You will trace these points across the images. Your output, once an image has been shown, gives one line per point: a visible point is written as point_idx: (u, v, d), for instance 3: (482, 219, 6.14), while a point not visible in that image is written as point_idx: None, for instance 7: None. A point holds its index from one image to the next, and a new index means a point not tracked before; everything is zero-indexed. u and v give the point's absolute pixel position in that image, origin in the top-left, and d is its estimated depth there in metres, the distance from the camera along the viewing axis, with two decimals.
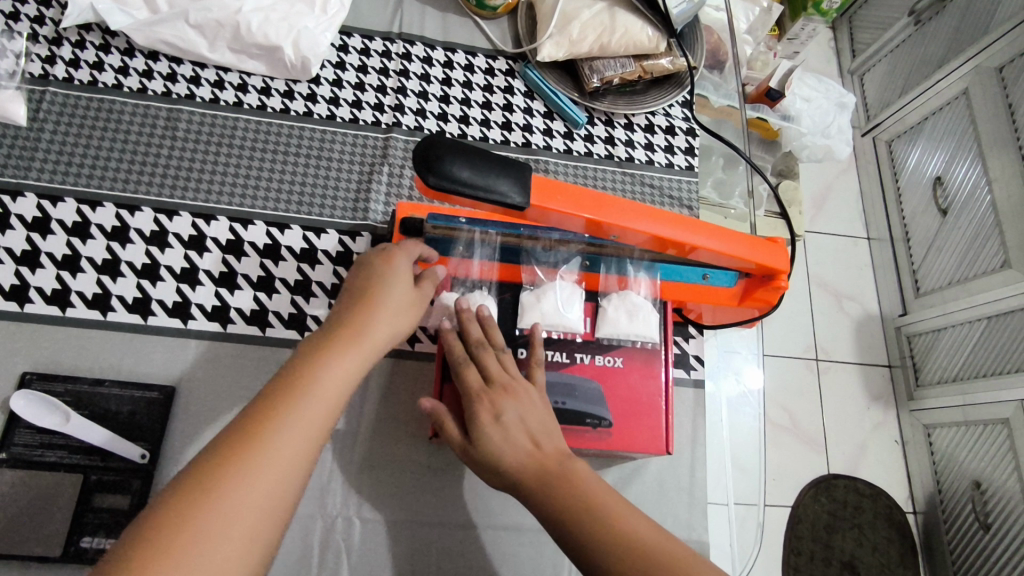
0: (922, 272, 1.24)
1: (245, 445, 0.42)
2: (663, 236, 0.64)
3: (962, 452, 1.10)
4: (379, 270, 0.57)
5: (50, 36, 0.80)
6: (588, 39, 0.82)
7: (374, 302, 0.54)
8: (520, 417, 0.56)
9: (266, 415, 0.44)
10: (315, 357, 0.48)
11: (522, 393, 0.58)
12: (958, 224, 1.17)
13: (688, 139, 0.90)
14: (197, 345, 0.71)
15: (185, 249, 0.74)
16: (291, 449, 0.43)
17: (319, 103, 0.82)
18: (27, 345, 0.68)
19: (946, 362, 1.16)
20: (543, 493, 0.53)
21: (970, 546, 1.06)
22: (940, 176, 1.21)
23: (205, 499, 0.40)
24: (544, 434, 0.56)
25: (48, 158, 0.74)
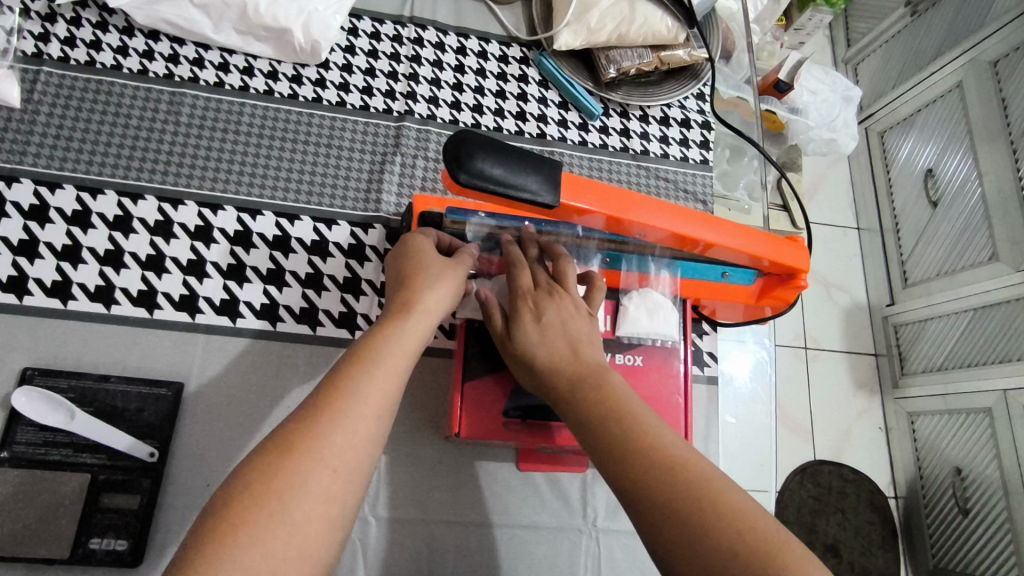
0: (910, 261, 1.25)
1: (302, 438, 0.40)
2: (688, 235, 0.63)
3: (944, 440, 1.13)
4: (421, 263, 0.55)
5: (43, 12, 0.75)
6: (607, 28, 0.80)
7: (420, 293, 0.52)
8: (562, 322, 0.55)
9: (322, 407, 0.41)
10: (370, 344, 0.46)
11: (568, 302, 0.57)
12: (947, 215, 1.18)
13: (703, 132, 0.89)
14: (206, 340, 0.69)
15: (192, 240, 0.71)
16: (362, 409, 0.42)
17: (329, 88, 0.79)
18: (29, 340, 0.65)
19: (931, 352, 1.18)
20: (572, 391, 0.50)
21: (949, 530, 1.09)
22: (931, 168, 1.22)
23: (265, 496, 0.37)
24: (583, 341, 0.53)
25: (44, 142, 0.71)
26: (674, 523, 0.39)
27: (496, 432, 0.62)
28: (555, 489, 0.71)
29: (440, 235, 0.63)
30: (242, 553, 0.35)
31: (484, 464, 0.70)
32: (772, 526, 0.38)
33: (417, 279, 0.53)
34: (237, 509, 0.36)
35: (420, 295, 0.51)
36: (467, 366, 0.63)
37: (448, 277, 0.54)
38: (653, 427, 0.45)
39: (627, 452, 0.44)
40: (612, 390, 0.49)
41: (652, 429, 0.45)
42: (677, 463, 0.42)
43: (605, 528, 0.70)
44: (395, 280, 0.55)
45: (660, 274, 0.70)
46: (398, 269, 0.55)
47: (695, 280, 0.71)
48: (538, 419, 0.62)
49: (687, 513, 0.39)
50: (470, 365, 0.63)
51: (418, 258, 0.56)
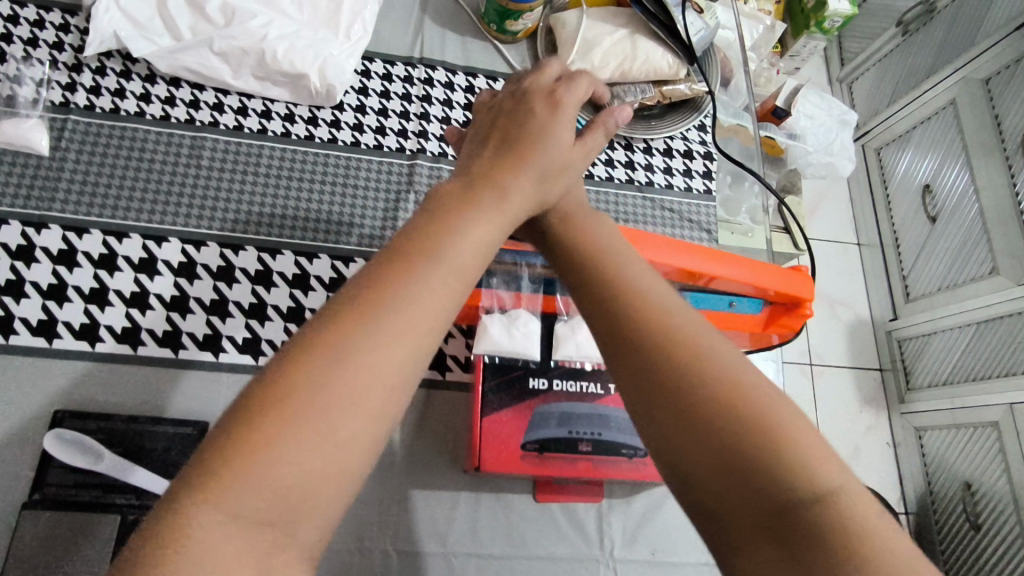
0: (911, 277, 1.27)
1: (314, 371, 0.37)
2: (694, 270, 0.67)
3: (952, 454, 1.13)
4: (538, 119, 0.57)
5: (70, 62, 0.78)
6: (610, 65, 0.83)
7: (533, 146, 0.55)
8: (540, 133, 0.56)
9: (342, 322, 0.39)
10: (374, 302, 0.40)
11: (546, 121, 0.57)
12: (946, 230, 1.20)
13: (705, 163, 0.91)
14: (231, 379, 0.71)
15: (214, 280, 0.73)
16: (377, 360, 0.39)
17: (343, 129, 0.82)
18: (60, 382, 0.67)
19: (936, 366, 1.19)
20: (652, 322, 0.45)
21: (962, 544, 1.09)
22: (929, 184, 1.24)
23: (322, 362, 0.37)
24: (545, 133, 0.56)
25: (71, 188, 0.73)
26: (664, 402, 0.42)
27: (515, 465, 0.64)
28: (572, 520, 0.72)
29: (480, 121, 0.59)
30: (254, 485, 0.34)
31: (502, 496, 0.71)
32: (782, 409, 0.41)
33: (516, 135, 0.55)
34: (267, 409, 0.36)
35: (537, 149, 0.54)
36: (485, 401, 0.65)
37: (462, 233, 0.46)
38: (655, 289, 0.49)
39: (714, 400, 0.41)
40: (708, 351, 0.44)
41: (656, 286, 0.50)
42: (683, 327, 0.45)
43: (622, 557, 0.71)
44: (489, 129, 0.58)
45: None
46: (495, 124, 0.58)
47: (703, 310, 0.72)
48: (555, 452, 0.65)
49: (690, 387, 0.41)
50: (488, 400, 0.65)
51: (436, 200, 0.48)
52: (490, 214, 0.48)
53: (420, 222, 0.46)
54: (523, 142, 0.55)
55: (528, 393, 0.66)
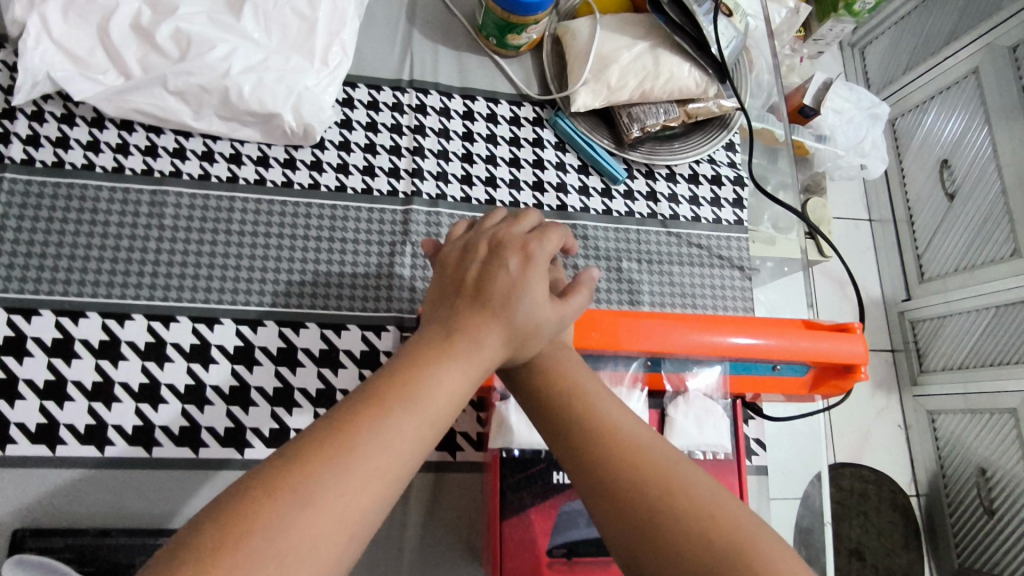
0: (927, 254, 1.20)
1: (274, 504, 0.31)
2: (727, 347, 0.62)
3: (969, 437, 1.09)
4: (508, 272, 0.43)
5: (1, 107, 0.67)
6: (628, 86, 0.72)
7: (496, 308, 0.41)
8: (511, 287, 0.43)
9: (314, 450, 0.33)
10: (347, 430, 0.34)
11: (519, 275, 0.44)
12: (966, 207, 1.13)
13: (736, 189, 0.81)
14: (214, 477, 0.62)
15: (188, 361, 0.64)
16: (344, 504, 0.32)
17: (326, 171, 0.72)
18: (19, 495, 0.59)
19: (949, 350, 1.14)
20: (637, 455, 0.42)
21: (975, 528, 1.06)
22: (946, 159, 1.16)
23: (271, 509, 0.30)
24: (516, 289, 0.43)
25: (14, 262, 0.63)
26: (631, 533, 0.39)
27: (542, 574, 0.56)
28: None
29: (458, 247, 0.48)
30: None
31: None
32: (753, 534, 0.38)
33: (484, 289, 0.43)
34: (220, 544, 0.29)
35: (500, 311, 0.41)
36: (506, 503, 0.57)
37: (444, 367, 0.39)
38: (614, 406, 0.46)
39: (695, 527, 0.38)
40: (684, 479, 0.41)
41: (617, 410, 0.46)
42: (642, 446, 0.43)
43: None
44: (443, 268, 0.47)
45: (707, 376, 0.64)
46: (446, 267, 0.46)
47: (744, 377, 0.64)
48: (586, 556, 0.57)
49: (654, 513, 0.39)
50: (507, 501, 0.57)
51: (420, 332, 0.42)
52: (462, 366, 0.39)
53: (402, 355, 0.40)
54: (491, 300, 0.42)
55: (552, 490, 0.58)
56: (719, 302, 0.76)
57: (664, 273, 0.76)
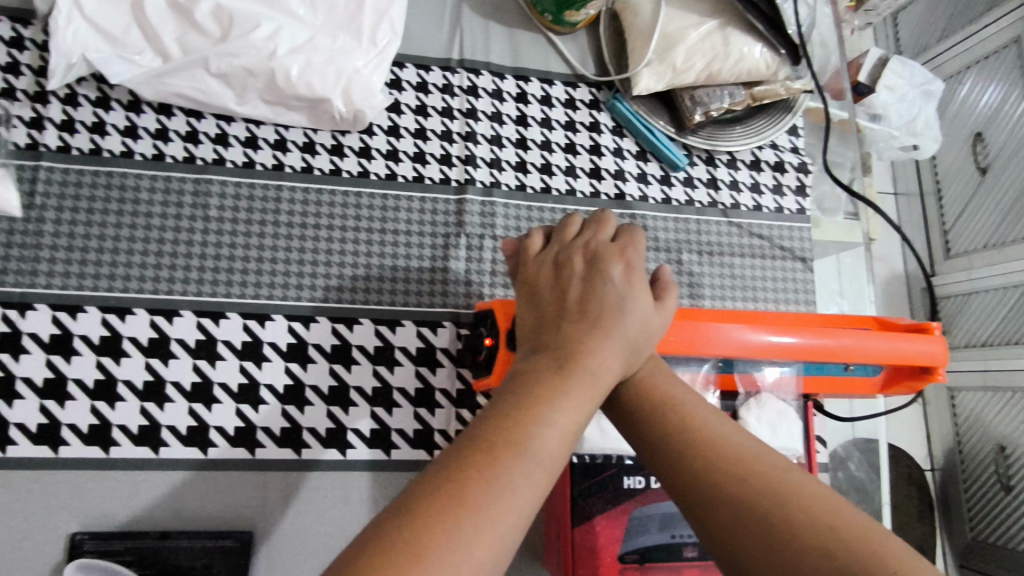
0: (953, 231, 1.08)
1: (413, 546, 0.30)
2: (803, 351, 0.59)
3: (987, 412, 1.00)
4: (611, 285, 0.43)
5: (31, 90, 0.63)
6: (695, 68, 0.68)
7: (606, 327, 0.41)
8: (617, 299, 0.43)
9: (445, 488, 0.32)
10: (475, 468, 0.33)
11: (623, 286, 0.44)
12: (1000, 182, 1.01)
13: (799, 176, 0.78)
14: (272, 478, 0.61)
15: (241, 359, 0.62)
16: (480, 540, 0.31)
17: (375, 158, 0.68)
18: (74, 498, 0.57)
19: (976, 327, 1.03)
20: (743, 462, 0.40)
21: (990, 506, 0.99)
22: (980, 132, 1.03)
23: (412, 552, 0.29)
24: (623, 301, 0.43)
25: (55, 257, 0.61)
26: (753, 539, 0.37)
27: None
28: None
29: (549, 262, 0.47)
30: None
31: None
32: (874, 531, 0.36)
33: (590, 307, 0.42)
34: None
35: (613, 326, 0.42)
36: (576, 510, 0.56)
37: (558, 399, 0.37)
38: (709, 418, 0.44)
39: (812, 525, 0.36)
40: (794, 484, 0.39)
41: (706, 416, 0.44)
42: (743, 454, 0.41)
43: None
44: (536, 287, 0.46)
45: (780, 376, 0.63)
46: (540, 288, 0.46)
47: (819, 377, 0.62)
48: (658, 562, 0.56)
49: (770, 514, 0.37)
50: (577, 508, 0.56)
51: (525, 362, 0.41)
52: (575, 394, 0.38)
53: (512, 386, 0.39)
54: (597, 318, 0.42)
55: (623, 495, 0.57)
56: (782, 295, 0.74)
57: (725, 264, 0.74)
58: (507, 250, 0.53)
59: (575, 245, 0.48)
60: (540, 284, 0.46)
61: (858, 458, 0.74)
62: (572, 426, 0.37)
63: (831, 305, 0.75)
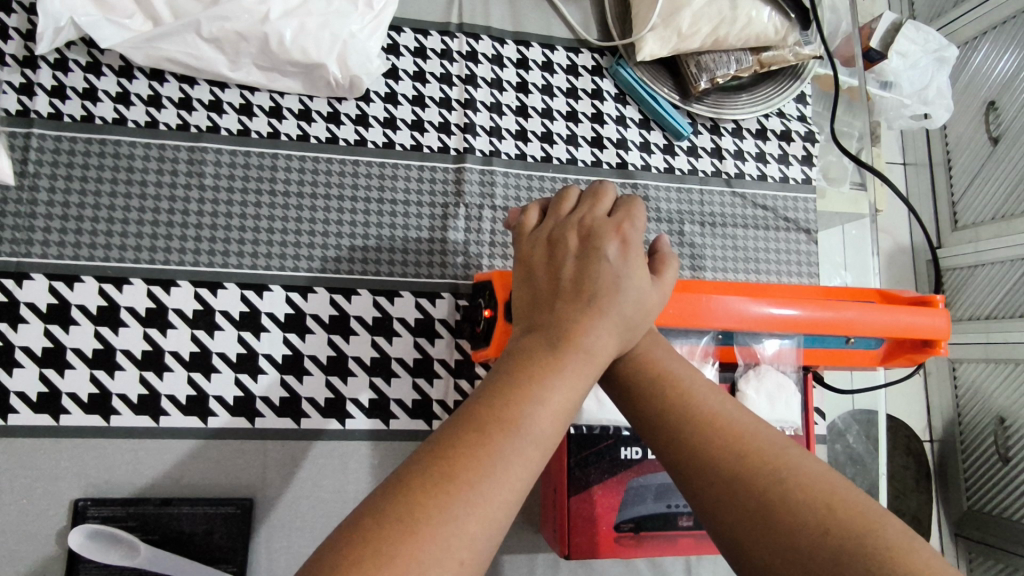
0: (962, 203, 1.06)
1: (408, 526, 0.30)
2: (804, 324, 0.58)
3: (989, 386, 1.00)
4: (607, 263, 0.43)
5: (20, 55, 0.62)
6: (701, 33, 0.67)
7: (601, 305, 0.41)
8: (613, 277, 0.42)
9: (436, 468, 0.32)
10: (468, 447, 0.33)
11: (619, 263, 0.43)
12: (1009, 154, 0.99)
13: (806, 145, 0.76)
14: (272, 448, 0.61)
15: (239, 329, 0.62)
16: (473, 519, 0.31)
17: (372, 126, 0.67)
18: (75, 466, 0.58)
19: (978, 299, 1.02)
20: (739, 437, 0.40)
21: (986, 476, 1.00)
22: (994, 101, 1.01)
23: (406, 528, 0.30)
24: (619, 279, 0.42)
25: (50, 227, 0.60)
26: (747, 514, 0.37)
27: (610, 548, 0.56)
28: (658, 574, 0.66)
29: (543, 238, 0.46)
30: None
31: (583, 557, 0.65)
32: (866, 505, 0.35)
33: (585, 285, 0.42)
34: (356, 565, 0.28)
35: (608, 305, 0.41)
36: (573, 480, 0.56)
37: (551, 378, 0.37)
38: (706, 392, 0.44)
39: (806, 499, 0.36)
40: (790, 459, 0.38)
41: (704, 391, 0.44)
42: (740, 431, 0.41)
43: None
44: (532, 265, 0.45)
45: (780, 348, 0.62)
46: (535, 267, 0.45)
47: (819, 350, 0.62)
48: (652, 531, 0.57)
49: (765, 488, 0.37)
50: (574, 478, 0.56)
51: (520, 343, 0.40)
52: (569, 373, 0.38)
53: (506, 365, 0.38)
54: (592, 296, 0.41)
55: (620, 466, 0.57)
56: (784, 268, 0.73)
57: (727, 236, 0.73)
58: (507, 223, 0.53)
59: (570, 220, 0.47)
60: (535, 263, 0.45)
61: (856, 431, 0.74)
62: (567, 404, 0.37)
63: (835, 278, 0.74)
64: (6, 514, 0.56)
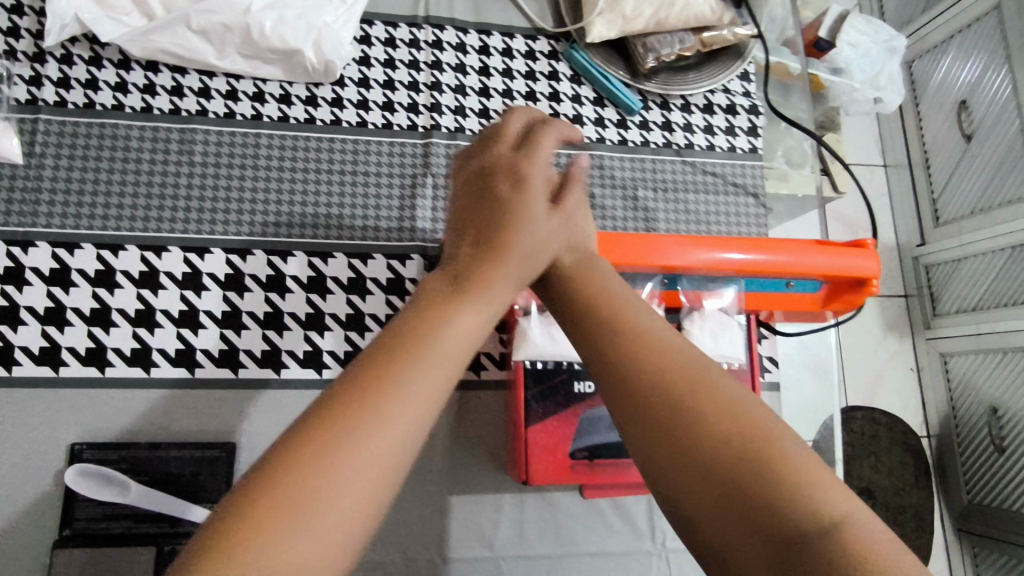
0: (941, 199, 1.07)
1: (323, 447, 0.31)
2: (742, 261, 0.63)
3: (983, 377, 0.98)
4: (499, 200, 0.48)
5: (30, 51, 0.69)
6: (644, 15, 0.73)
7: (492, 235, 0.45)
8: (504, 211, 0.47)
9: (352, 394, 0.33)
10: (383, 372, 0.34)
11: (510, 199, 0.48)
12: (985, 147, 1.00)
13: (750, 118, 0.82)
14: (254, 396, 0.67)
15: (224, 290, 0.68)
16: (385, 442, 0.32)
17: (346, 108, 0.74)
18: (74, 413, 0.63)
19: (964, 293, 1.02)
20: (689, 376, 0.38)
21: (983, 468, 0.97)
22: (964, 100, 1.04)
23: (321, 450, 0.31)
24: (509, 212, 0.47)
25: (54, 200, 0.66)
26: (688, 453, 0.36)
27: (565, 474, 0.61)
28: (620, 514, 0.71)
29: (459, 189, 0.52)
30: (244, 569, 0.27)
31: (547, 497, 0.70)
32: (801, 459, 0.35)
33: (481, 222, 0.47)
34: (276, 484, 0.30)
35: (500, 233, 0.45)
36: (529, 411, 0.61)
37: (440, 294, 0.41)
38: (655, 326, 0.42)
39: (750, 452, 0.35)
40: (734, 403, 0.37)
41: (630, 308, 0.43)
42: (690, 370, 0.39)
43: (674, 548, 0.70)
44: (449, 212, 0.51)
45: (724, 293, 0.67)
46: (450, 216, 0.51)
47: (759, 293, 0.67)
48: (606, 458, 0.61)
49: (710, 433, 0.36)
50: (532, 410, 0.61)
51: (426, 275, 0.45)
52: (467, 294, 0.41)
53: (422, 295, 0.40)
54: (486, 230, 0.46)
55: (573, 399, 0.62)
56: (734, 227, 0.78)
57: (679, 201, 0.78)
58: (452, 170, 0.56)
59: (475, 171, 0.52)
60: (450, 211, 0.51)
61: (806, 380, 0.79)
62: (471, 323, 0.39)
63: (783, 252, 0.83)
64: (12, 455, 0.62)
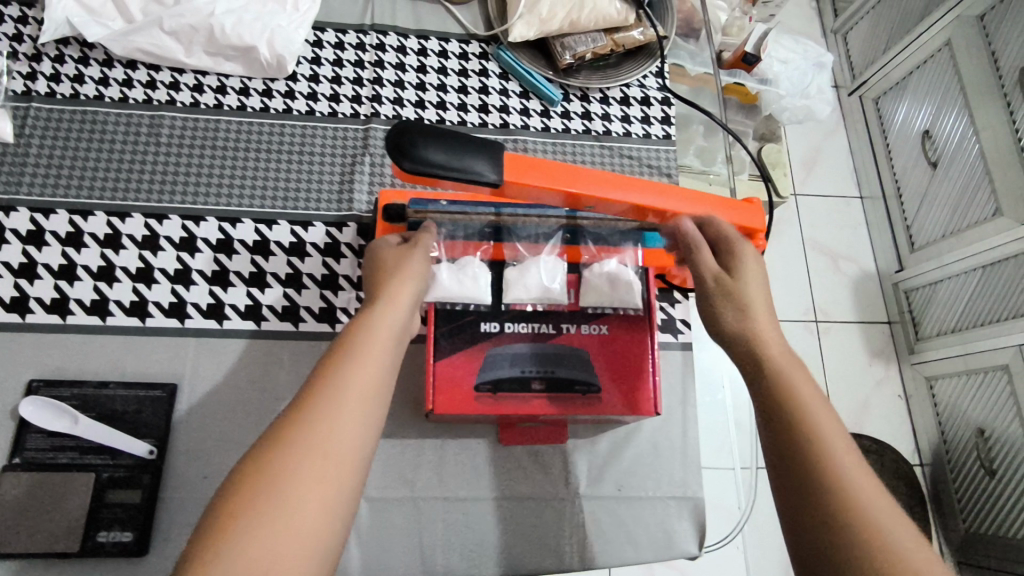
0: (916, 224, 1.15)
1: (298, 420, 0.44)
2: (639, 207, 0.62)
3: (964, 401, 1.04)
4: (386, 246, 0.61)
5: (29, 53, 0.81)
6: (558, 16, 0.83)
7: (390, 267, 0.58)
8: (389, 251, 0.60)
9: (317, 387, 0.46)
10: (337, 366, 0.47)
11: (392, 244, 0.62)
12: (950, 173, 1.08)
13: (663, 109, 0.91)
14: (196, 343, 0.73)
15: (178, 251, 0.76)
16: (346, 412, 0.45)
17: (297, 99, 0.84)
18: (32, 353, 0.71)
19: (943, 315, 1.09)
20: (802, 422, 0.46)
21: (976, 495, 1.01)
22: (928, 129, 1.12)
23: (295, 429, 0.43)
24: (394, 251, 0.60)
25: (37, 173, 0.76)
26: (788, 468, 0.45)
27: (468, 405, 0.65)
28: (536, 461, 0.74)
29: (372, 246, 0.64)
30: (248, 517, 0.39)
31: (466, 443, 0.74)
32: (881, 515, 0.42)
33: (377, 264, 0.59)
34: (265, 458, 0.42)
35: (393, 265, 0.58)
36: (436, 347, 0.66)
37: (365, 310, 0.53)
38: (815, 397, 0.48)
39: (837, 503, 0.42)
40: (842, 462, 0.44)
41: (797, 374, 0.50)
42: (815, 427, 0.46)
43: (588, 494, 0.74)
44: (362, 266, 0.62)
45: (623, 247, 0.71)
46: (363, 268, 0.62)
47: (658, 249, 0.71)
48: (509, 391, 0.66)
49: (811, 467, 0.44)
50: (440, 346, 0.66)
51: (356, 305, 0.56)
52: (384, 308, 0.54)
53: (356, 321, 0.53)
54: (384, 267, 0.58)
55: (479, 337, 0.67)
56: None
57: None
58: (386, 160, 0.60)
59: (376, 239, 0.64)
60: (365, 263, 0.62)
61: None
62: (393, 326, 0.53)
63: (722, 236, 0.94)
64: None
